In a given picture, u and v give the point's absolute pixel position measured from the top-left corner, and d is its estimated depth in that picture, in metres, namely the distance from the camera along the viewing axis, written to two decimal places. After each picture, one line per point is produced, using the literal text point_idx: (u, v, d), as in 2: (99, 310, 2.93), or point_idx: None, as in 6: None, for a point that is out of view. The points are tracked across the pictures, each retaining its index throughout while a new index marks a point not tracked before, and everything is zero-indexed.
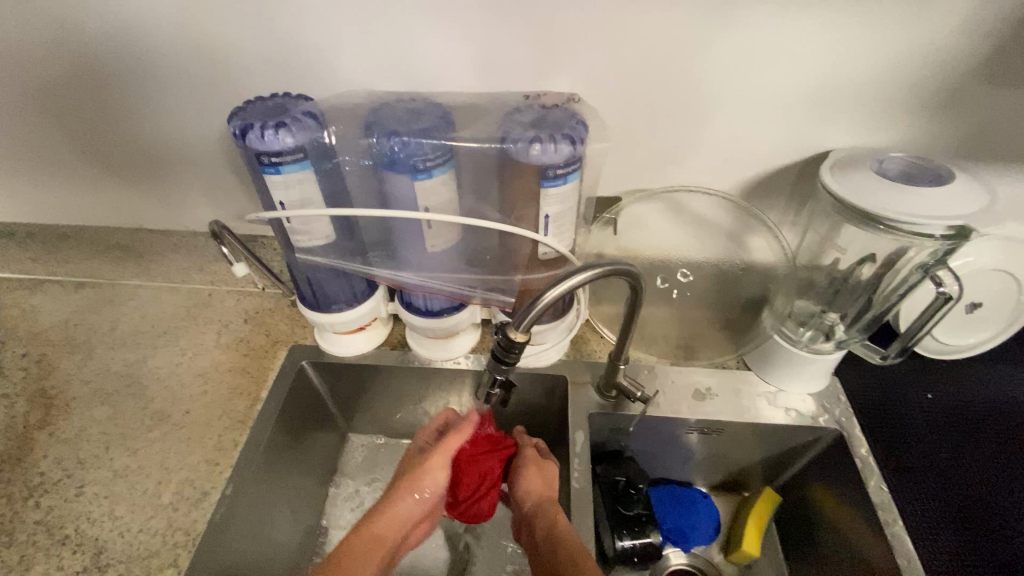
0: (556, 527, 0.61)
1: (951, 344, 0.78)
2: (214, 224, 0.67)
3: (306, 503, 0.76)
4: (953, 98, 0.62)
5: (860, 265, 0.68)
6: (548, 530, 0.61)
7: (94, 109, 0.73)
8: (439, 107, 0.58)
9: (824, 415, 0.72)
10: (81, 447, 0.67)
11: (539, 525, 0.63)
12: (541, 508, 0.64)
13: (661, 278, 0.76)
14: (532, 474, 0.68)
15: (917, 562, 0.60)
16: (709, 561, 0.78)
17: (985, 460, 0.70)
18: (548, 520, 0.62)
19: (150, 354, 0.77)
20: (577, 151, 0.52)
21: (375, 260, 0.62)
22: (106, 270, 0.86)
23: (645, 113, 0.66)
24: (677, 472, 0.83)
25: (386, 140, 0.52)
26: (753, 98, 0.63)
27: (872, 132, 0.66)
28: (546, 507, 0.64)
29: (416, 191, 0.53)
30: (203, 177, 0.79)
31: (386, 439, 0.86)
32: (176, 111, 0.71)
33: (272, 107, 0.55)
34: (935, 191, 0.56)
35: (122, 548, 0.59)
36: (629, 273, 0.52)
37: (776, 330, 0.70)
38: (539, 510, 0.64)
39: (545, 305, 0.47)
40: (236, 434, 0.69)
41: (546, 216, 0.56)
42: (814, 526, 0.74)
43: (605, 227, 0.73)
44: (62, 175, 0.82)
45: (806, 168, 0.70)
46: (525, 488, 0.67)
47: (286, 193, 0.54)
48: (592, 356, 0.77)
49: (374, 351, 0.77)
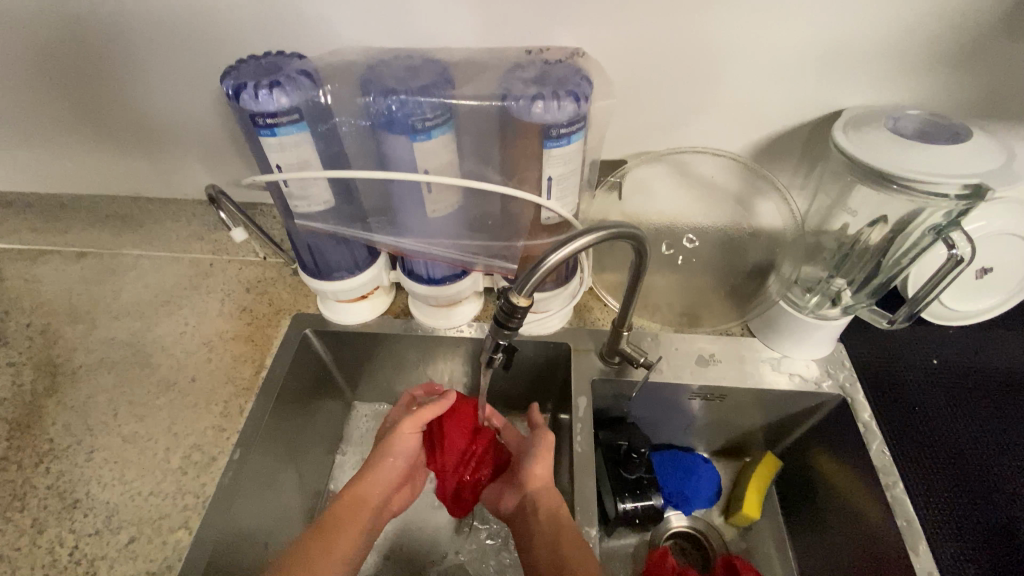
0: (558, 517, 0.60)
1: (958, 311, 0.77)
2: (211, 188, 0.67)
3: (315, 468, 0.78)
4: (973, 53, 0.60)
5: (870, 227, 0.66)
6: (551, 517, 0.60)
7: (83, 72, 0.71)
8: (438, 64, 0.56)
9: (828, 380, 0.72)
10: (89, 414, 0.68)
11: (540, 502, 0.62)
12: (542, 493, 0.63)
13: (667, 244, 0.74)
14: (543, 459, 0.66)
15: (916, 522, 0.61)
16: (710, 523, 0.79)
17: (993, 429, 0.69)
18: (551, 508, 0.61)
19: (153, 323, 0.77)
20: (582, 109, 0.50)
21: (375, 227, 0.61)
22: (106, 240, 0.86)
23: (651, 70, 0.63)
24: (679, 438, 0.84)
25: (383, 100, 0.51)
26: (765, 54, 0.61)
27: (888, 90, 0.63)
28: (552, 497, 0.63)
29: (415, 153, 0.52)
30: (200, 143, 0.78)
31: (391, 406, 0.87)
32: (168, 74, 0.69)
33: (265, 66, 0.53)
34: (951, 150, 0.54)
35: (132, 511, 0.60)
36: (634, 235, 0.51)
37: (782, 296, 0.69)
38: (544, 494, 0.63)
39: (547, 269, 0.46)
40: (242, 401, 0.69)
41: (549, 178, 0.54)
42: (815, 489, 0.75)
43: (611, 191, 0.70)
44: (58, 143, 0.81)
45: (818, 128, 0.68)
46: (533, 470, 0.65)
47: (282, 156, 0.52)
48: (595, 323, 0.77)
49: (377, 320, 0.76)
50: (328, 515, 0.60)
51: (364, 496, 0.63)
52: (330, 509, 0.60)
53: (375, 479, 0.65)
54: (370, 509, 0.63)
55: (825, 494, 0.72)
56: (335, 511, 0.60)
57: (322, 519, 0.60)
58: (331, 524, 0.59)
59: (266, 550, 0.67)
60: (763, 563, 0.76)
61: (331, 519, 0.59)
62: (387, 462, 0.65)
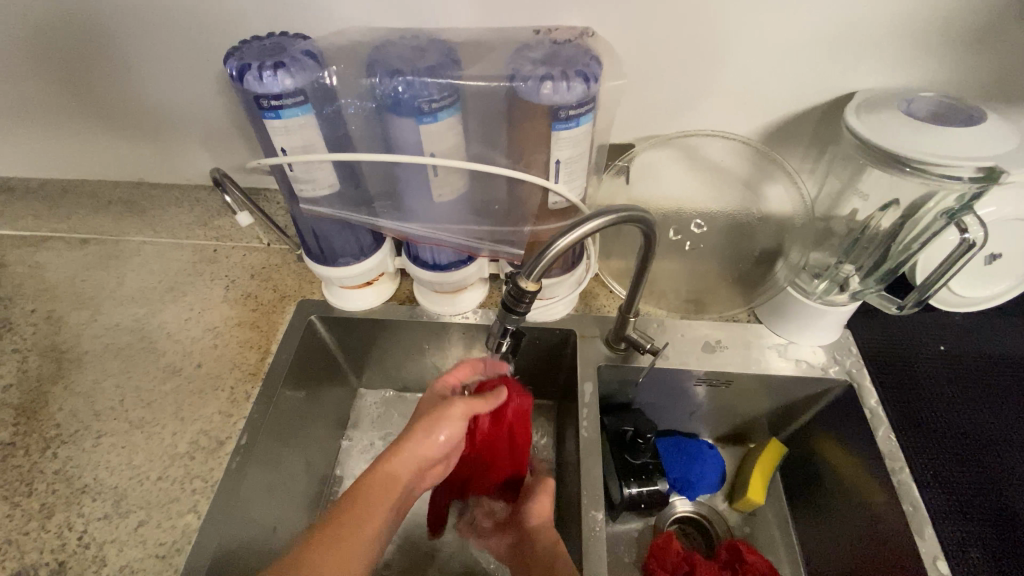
0: (556, 554, 0.62)
1: (966, 297, 0.77)
2: (215, 172, 0.66)
3: (321, 453, 0.78)
4: (989, 33, 0.58)
5: (881, 212, 0.65)
6: (546, 556, 0.63)
7: (84, 55, 0.70)
8: (444, 44, 0.55)
9: (834, 366, 0.72)
10: (95, 399, 0.68)
11: (539, 539, 0.65)
12: (541, 528, 0.66)
13: (674, 230, 0.74)
14: (544, 500, 0.68)
15: (922, 507, 0.61)
16: (714, 509, 0.80)
17: (1000, 414, 0.69)
18: (549, 544, 0.64)
19: (158, 310, 0.77)
20: (591, 90, 0.49)
21: (380, 211, 0.60)
22: (109, 226, 0.85)
23: (661, 51, 0.62)
24: (684, 424, 0.84)
25: (390, 81, 0.50)
26: (776, 34, 0.60)
27: (902, 71, 0.62)
28: (549, 532, 0.65)
29: (421, 136, 0.51)
30: (202, 127, 0.77)
31: (397, 393, 0.87)
32: (169, 56, 0.68)
33: (269, 46, 0.52)
34: (965, 132, 0.53)
35: (141, 495, 0.61)
36: (643, 219, 0.51)
37: (790, 282, 0.69)
38: (539, 531, 0.66)
39: (556, 254, 0.46)
40: (249, 386, 0.69)
41: (557, 161, 0.54)
42: (820, 475, 0.75)
43: (618, 176, 0.69)
44: (58, 128, 0.80)
45: (828, 111, 0.67)
46: (535, 509, 0.67)
47: (287, 138, 0.52)
48: (601, 310, 0.77)
49: (382, 306, 0.76)
50: (356, 490, 0.53)
51: (399, 472, 0.57)
52: (364, 484, 0.54)
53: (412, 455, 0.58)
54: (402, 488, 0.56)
55: (830, 479, 0.73)
56: (369, 486, 0.54)
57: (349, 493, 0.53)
58: (363, 499, 0.53)
59: (274, 533, 0.68)
60: (767, 548, 0.76)
61: (364, 493, 0.53)
62: (429, 440, 0.59)
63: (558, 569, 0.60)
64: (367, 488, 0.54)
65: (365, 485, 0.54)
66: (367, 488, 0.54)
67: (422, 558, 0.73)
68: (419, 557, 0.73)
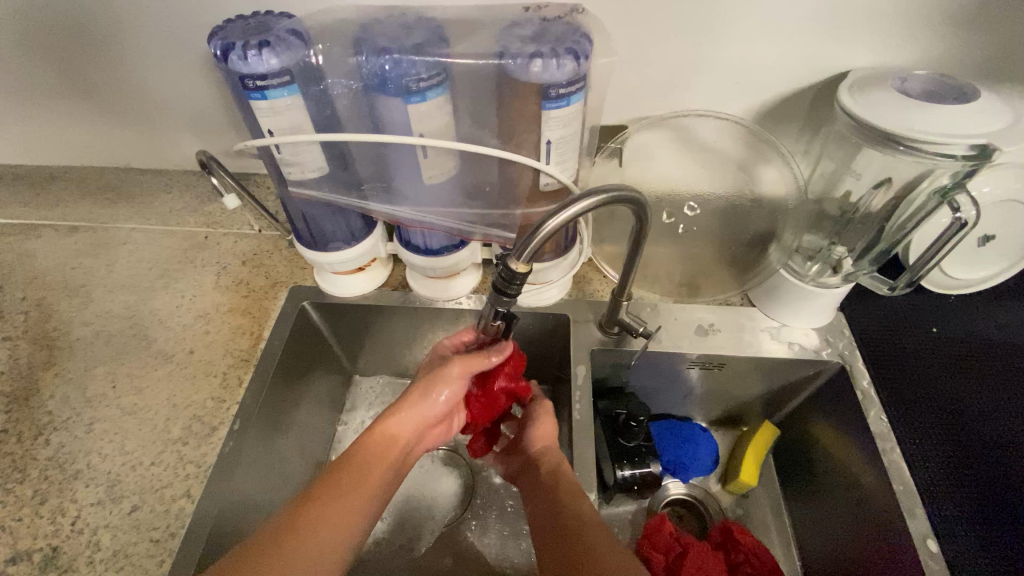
0: (564, 473, 0.61)
1: (961, 278, 0.77)
2: (201, 153, 0.65)
3: (315, 440, 0.78)
4: (985, 9, 0.58)
5: (873, 191, 0.65)
6: (552, 476, 0.61)
7: (68, 38, 0.69)
8: (431, 22, 0.54)
9: (827, 348, 0.72)
10: (87, 386, 0.68)
11: (544, 460, 0.64)
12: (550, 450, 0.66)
13: (667, 213, 0.72)
14: (544, 420, 0.68)
15: (910, 485, 0.62)
16: (707, 491, 0.80)
17: (989, 394, 0.70)
18: (557, 465, 0.63)
19: (149, 296, 0.76)
20: (582, 68, 0.49)
21: (370, 194, 0.60)
22: (97, 213, 0.84)
23: (652, 30, 0.62)
24: (678, 408, 0.84)
25: (376, 59, 0.49)
26: (769, 12, 0.59)
27: (896, 49, 0.61)
28: (552, 451, 0.65)
29: (409, 116, 0.50)
30: (189, 111, 0.76)
31: (391, 379, 0.87)
32: (153, 37, 0.67)
33: (254, 25, 0.51)
34: (958, 109, 0.53)
35: (135, 480, 0.61)
36: (634, 200, 0.50)
37: (783, 264, 0.69)
38: (548, 453, 0.65)
39: (546, 234, 0.45)
40: (241, 372, 0.69)
41: (547, 142, 0.53)
42: (812, 456, 0.75)
43: (611, 158, 0.69)
44: (43, 113, 0.79)
45: (822, 91, 0.66)
46: (536, 432, 0.67)
47: (273, 120, 0.51)
48: (595, 295, 0.77)
49: (375, 292, 0.76)
50: (353, 454, 0.56)
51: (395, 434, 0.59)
52: (359, 448, 0.56)
53: (410, 417, 0.60)
54: (399, 448, 0.59)
55: (822, 460, 0.73)
56: (365, 450, 0.56)
57: (347, 456, 0.55)
58: (358, 462, 0.55)
59: (269, 518, 0.68)
60: (759, 528, 0.77)
61: (359, 457, 0.55)
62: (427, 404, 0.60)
63: (567, 486, 0.58)
64: (364, 451, 0.56)
65: (363, 446, 0.57)
66: (364, 452, 0.56)
67: (418, 540, 0.74)
68: (414, 540, 0.74)
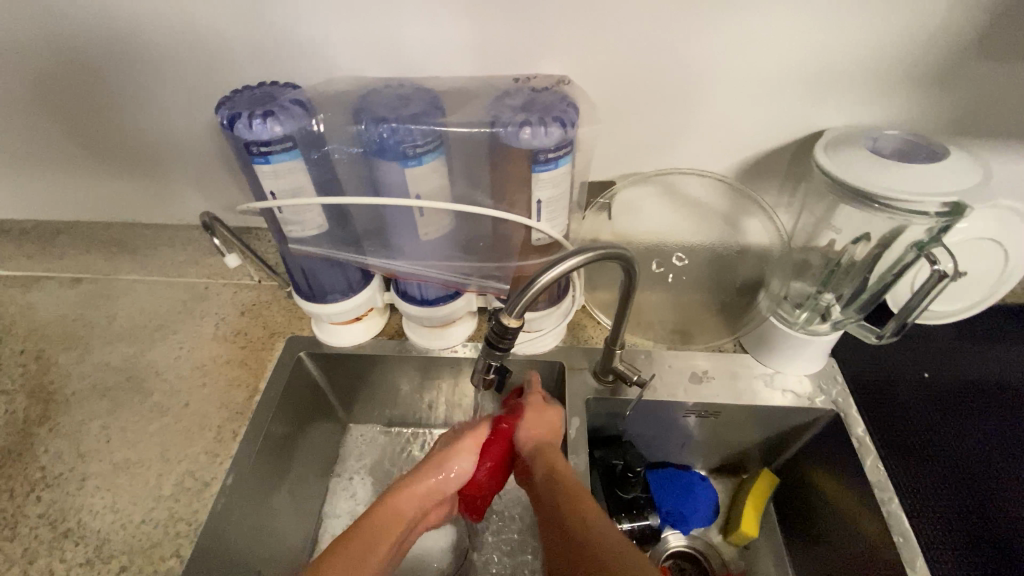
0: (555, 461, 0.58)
1: (950, 309, 0.79)
2: (205, 215, 0.66)
3: (308, 495, 0.76)
4: (948, 74, 0.62)
5: (854, 244, 0.67)
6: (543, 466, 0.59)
7: (85, 102, 0.72)
8: (427, 92, 0.58)
9: (820, 396, 0.72)
10: (81, 441, 0.68)
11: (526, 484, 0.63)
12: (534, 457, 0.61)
13: (656, 262, 0.75)
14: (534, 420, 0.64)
15: (913, 538, 0.61)
16: (708, 543, 0.78)
17: (986, 441, 0.70)
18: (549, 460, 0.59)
19: (148, 348, 0.77)
20: (568, 134, 0.52)
21: (368, 250, 0.62)
22: (101, 266, 0.86)
23: (639, 94, 0.65)
24: (675, 456, 0.83)
25: (375, 127, 0.52)
26: (746, 79, 0.63)
27: (868, 110, 0.65)
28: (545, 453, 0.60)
29: (406, 178, 0.53)
30: (196, 171, 0.79)
31: (386, 428, 0.87)
32: (168, 105, 0.71)
33: (259, 96, 0.54)
34: (928, 168, 0.56)
35: (124, 539, 0.60)
36: (622, 256, 0.52)
37: (771, 312, 0.70)
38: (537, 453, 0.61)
39: (539, 289, 0.47)
40: (236, 425, 0.69)
41: (538, 201, 0.55)
42: (812, 505, 0.74)
43: (600, 212, 0.71)
44: (56, 172, 0.82)
45: (801, 148, 0.69)
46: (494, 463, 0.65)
47: (276, 182, 0.53)
48: (589, 342, 0.77)
49: (371, 342, 0.77)
50: (364, 521, 0.57)
51: (405, 506, 0.60)
52: (366, 520, 0.56)
53: (415, 492, 0.61)
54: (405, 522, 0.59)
55: (823, 511, 0.72)
56: (372, 522, 0.56)
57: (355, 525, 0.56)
58: (380, 525, 0.57)
59: None
60: None
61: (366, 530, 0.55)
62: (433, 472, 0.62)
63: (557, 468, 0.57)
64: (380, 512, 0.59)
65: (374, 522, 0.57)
66: (371, 524, 0.56)
67: None
68: None
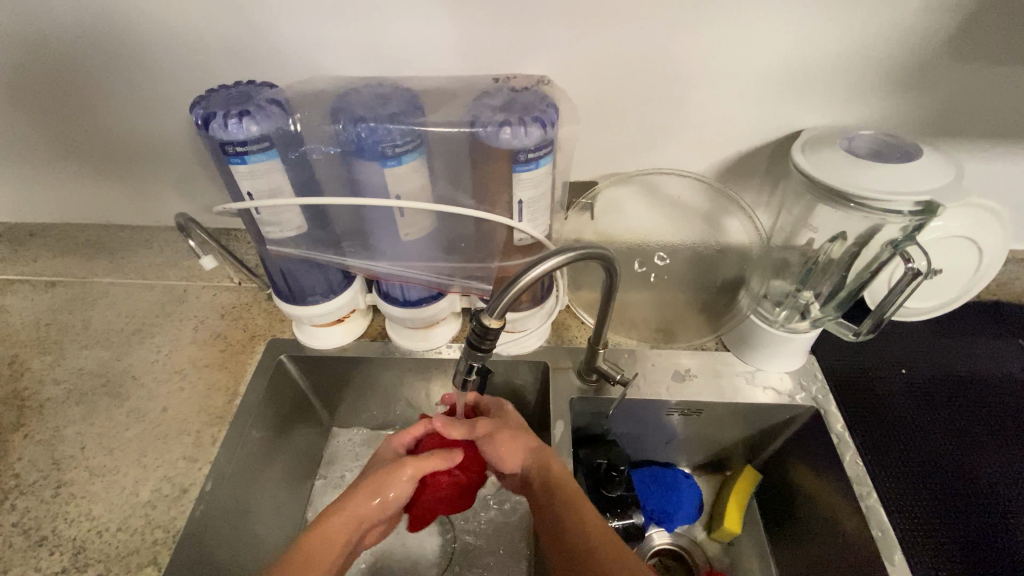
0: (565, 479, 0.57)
1: (929, 304, 0.81)
2: (180, 216, 0.65)
3: (291, 499, 0.75)
4: (922, 74, 0.63)
5: (831, 243, 0.68)
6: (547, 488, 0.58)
7: (58, 101, 0.71)
8: (407, 91, 0.57)
9: (801, 392, 0.73)
10: (56, 447, 0.66)
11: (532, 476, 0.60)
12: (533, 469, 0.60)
13: (639, 262, 0.76)
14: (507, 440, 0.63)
15: (891, 533, 0.62)
16: (693, 540, 0.79)
17: (964, 436, 0.71)
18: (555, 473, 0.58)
19: (125, 352, 0.76)
20: (548, 134, 0.52)
21: (348, 251, 0.61)
22: (76, 269, 0.84)
23: (620, 95, 0.65)
24: (661, 454, 0.84)
25: (353, 127, 0.52)
26: (727, 80, 0.64)
27: (845, 110, 0.66)
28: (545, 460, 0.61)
29: (386, 178, 0.53)
30: (174, 171, 0.78)
31: (371, 430, 0.86)
32: (144, 104, 0.70)
33: (236, 95, 0.53)
34: (901, 168, 0.57)
35: (101, 548, 0.58)
36: (602, 256, 0.52)
37: (752, 310, 0.71)
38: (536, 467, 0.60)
39: (518, 290, 0.47)
40: (216, 430, 0.68)
41: (519, 202, 0.55)
42: (794, 501, 0.75)
43: (583, 212, 0.72)
44: (28, 173, 0.80)
45: (780, 147, 0.70)
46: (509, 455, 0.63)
47: (253, 183, 0.52)
48: (573, 341, 0.78)
49: (354, 343, 0.76)
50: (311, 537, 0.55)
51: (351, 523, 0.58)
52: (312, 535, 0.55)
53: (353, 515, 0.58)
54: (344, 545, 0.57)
55: (805, 506, 0.73)
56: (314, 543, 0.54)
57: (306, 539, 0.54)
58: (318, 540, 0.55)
59: None
60: None
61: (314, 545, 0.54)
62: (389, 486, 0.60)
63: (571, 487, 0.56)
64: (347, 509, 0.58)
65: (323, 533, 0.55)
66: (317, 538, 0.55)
67: None
68: None
